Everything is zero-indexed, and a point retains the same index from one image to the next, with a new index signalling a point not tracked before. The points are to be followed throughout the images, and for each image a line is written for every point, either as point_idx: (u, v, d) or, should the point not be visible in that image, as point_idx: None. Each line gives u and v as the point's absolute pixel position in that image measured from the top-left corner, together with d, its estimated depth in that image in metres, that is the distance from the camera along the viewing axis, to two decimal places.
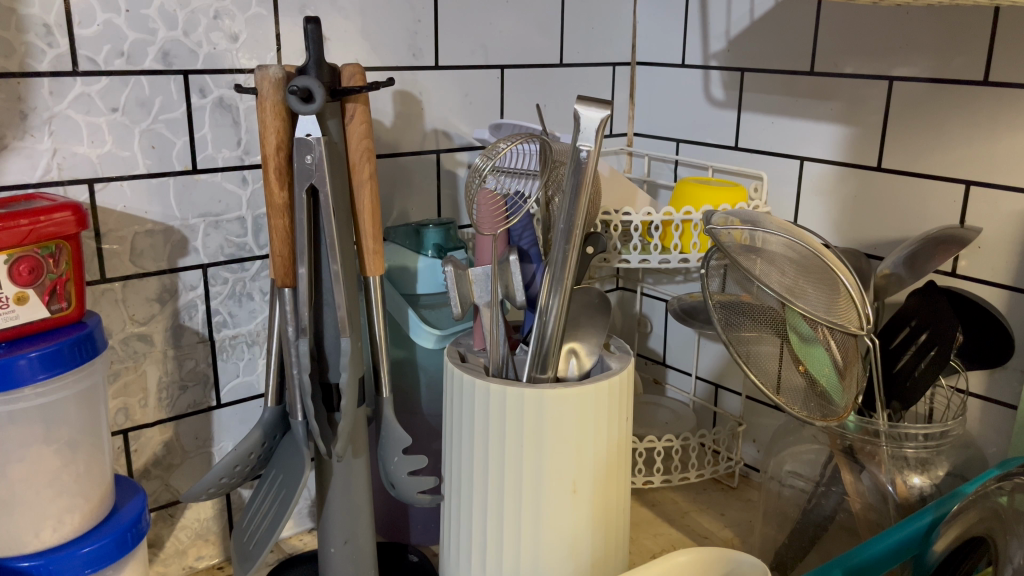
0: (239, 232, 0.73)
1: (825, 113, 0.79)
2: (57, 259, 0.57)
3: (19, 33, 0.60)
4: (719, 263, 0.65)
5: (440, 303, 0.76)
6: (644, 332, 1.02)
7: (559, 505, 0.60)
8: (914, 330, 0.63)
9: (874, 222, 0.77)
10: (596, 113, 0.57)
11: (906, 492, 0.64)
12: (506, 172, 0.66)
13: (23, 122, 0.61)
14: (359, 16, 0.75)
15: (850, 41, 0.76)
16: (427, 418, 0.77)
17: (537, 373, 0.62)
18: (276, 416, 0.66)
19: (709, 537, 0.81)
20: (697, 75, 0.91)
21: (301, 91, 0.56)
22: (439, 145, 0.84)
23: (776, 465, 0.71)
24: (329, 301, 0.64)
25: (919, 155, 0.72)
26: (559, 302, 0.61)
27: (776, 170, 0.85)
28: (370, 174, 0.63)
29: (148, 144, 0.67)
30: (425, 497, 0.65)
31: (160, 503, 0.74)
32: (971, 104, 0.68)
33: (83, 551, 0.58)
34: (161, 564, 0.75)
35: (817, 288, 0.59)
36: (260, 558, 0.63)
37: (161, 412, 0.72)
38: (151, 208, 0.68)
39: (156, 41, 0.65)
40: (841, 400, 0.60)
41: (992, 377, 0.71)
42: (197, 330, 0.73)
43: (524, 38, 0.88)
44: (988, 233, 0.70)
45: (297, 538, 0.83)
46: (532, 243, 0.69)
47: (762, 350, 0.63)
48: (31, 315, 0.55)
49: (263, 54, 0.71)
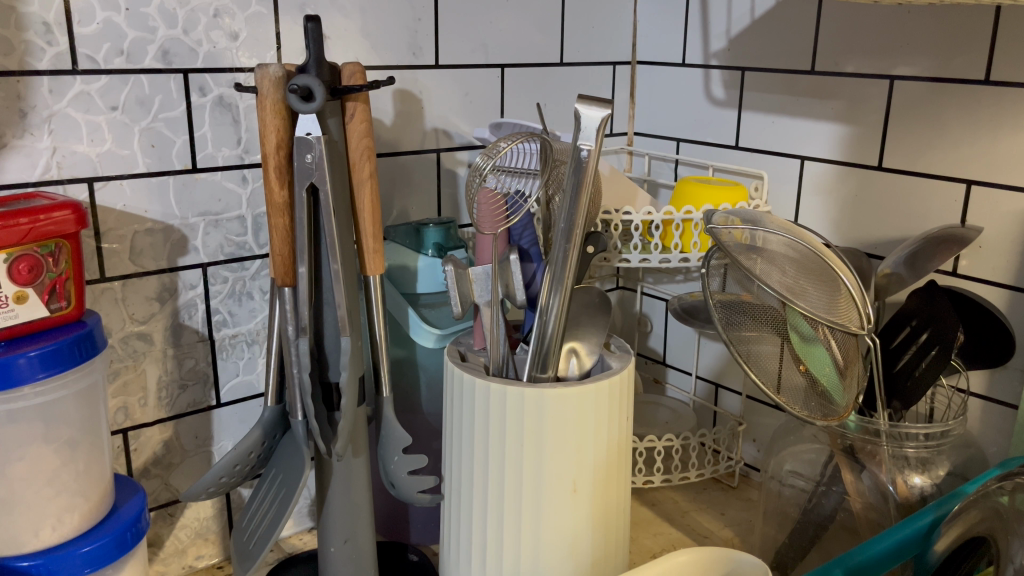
0: (239, 231, 0.73)
1: (825, 112, 0.79)
2: (57, 258, 0.57)
3: (18, 31, 0.60)
4: (720, 262, 0.65)
5: (440, 302, 0.76)
6: (644, 331, 1.02)
7: (559, 505, 0.60)
8: (914, 330, 0.63)
9: (875, 221, 0.77)
10: (597, 112, 0.56)
11: (906, 492, 0.64)
12: (507, 171, 0.66)
13: (23, 120, 0.61)
14: (359, 15, 0.75)
15: (851, 40, 0.76)
16: (426, 417, 0.76)
17: (537, 373, 0.62)
18: (276, 415, 0.66)
19: (709, 536, 0.81)
20: (697, 74, 0.91)
21: (301, 90, 0.56)
22: (439, 144, 0.84)
23: (776, 464, 0.71)
24: (329, 301, 0.64)
25: (919, 154, 0.72)
26: (559, 301, 0.61)
27: (776, 169, 0.84)
28: (370, 174, 0.63)
29: (148, 143, 0.67)
30: (425, 496, 0.65)
31: (160, 502, 0.74)
32: (971, 103, 0.68)
33: (82, 551, 0.58)
34: (160, 563, 0.75)
35: (817, 288, 0.59)
36: (260, 558, 0.63)
37: (161, 411, 0.72)
38: (150, 207, 0.68)
39: (156, 40, 0.65)
40: (841, 400, 0.59)
41: (993, 377, 0.71)
42: (197, 329, 0.73)
43: (524, 37, 0.88)
44: (988, 232, 0.70)
45: (297, 537, 0.83)
46: (532, 242, 0.70)
47: (763, 350, 0.63)
48: (31, 314, 0.55)
49: (263, 53, 0.71)
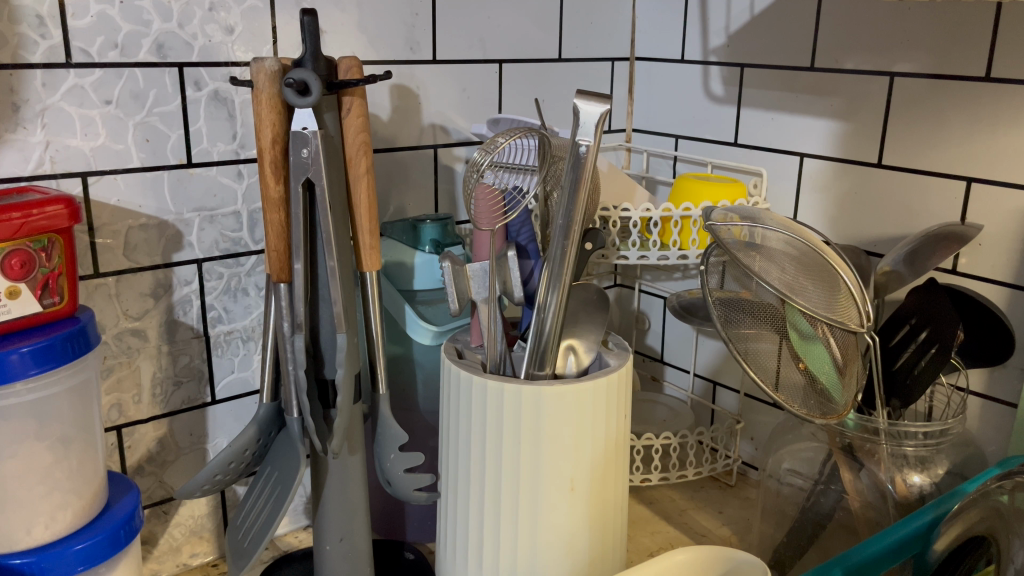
0: (234, 227, 0.72)
1: (824, 109, 0.79)
2: (50, 253, 0.56)
3: (11, 24, 0.59)
4: (719, 260, 0.64)
5: (437, 299, 0.76)
6: (643, 329, 1.02)
7: (556, 503, 0.60)
8: (914, 328, 0.63)
9: (875, 218, 0.76)
10: (596, 108, 0.56)
11: (905, 491, 0.64)
12: (505, 167, 0.66)
13: (16, 114, 0.60)
14: (356, 10, 0.75)
15: (850, 36, 0.75)
16: (422, 415, 0.76)
17: (535, 370, 0.62)
18: (271, 413, 0.65)
19: (707, 535, 0.81)
20: (696, 70, 0.91)
21: (297, 84, 0.55)
22: (436, 139, 0.83)
23: (774, 462, 0.70)
24: (325, 296, 0.63)
25: (918, 151, 0.72)
26: (557, 297, 0.61)
27: (775, 166, 0.84)
28: (366, 169, 0.62)
29: (142, 138, 0.66)
30: (421, 495, 0.65)
31: (153, 500, 0.73)
32: (970, 100, 0.68)
33: (75, 548, 0.58)
34: (155, 562, 0.75)
35: (817, 286, 0.58)
36: (255, 556, 0.62)
37: (155, 408, 0.71)
38: (144, 202, 0.67)
39: (151, 33, 0.65)
40: (840, 399, 0.59)
41: (993, 376, 0.71)
42: (192, 326, 0.72)
43: (522, 32, 0.87)
44: (988, 230, 0.69)
45: (292, 535, 0.82)
46: (530, 239, 0.68)
47: (762, 348, 0.62)
48: (23, 309, 0.55)
49: (259, 48, 0.70)
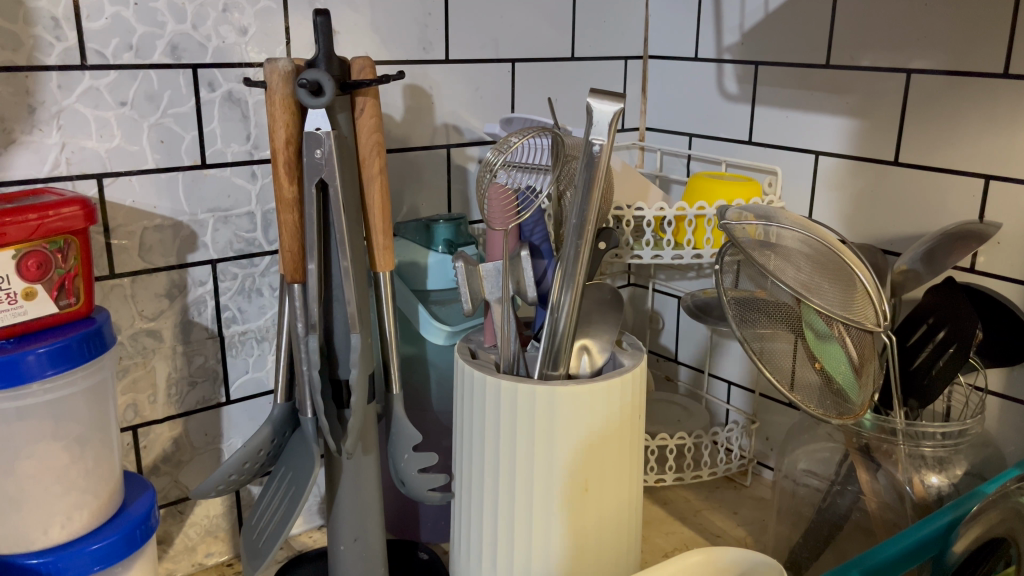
0: (248, 227, 0.72)
1: (839, 107, 0.78)
2: (66, 255, 0.56)
3: (27, 26, 0.59)
4: (734, 258, 0.64)
5: (450, 299, 0.76)
6: (656, 328, 1.02)
7: (570, 503, 0.60)
8: (931, 327, 0.62)
9: (892, 217, 0.75)
10: (609, 106, 0.56)
11: (923, 491, 0.62)
12: (518, 167, 0.65)
13: (32, 116, 0.61)
14: (369, 10, 0.75)
15: (867, 33, 0.75)
16: (437, 415, 0.76)
17: (549, 370, 0.62)
18: (286, 413, 0.66)
19: (721, 535, 0.81)
20: (710, 68, 0.90)
21: (310, 84, 0.55)
22: (449, 139, 0.83)
23: (790, 462, 0.70)
24: (339, 297, 0.63)
25: (934, 148, 0.71)
26: (571, 298, 0.60)
27: (790, 164, 0.83)
28: (379, 169, 0.62)
29: (157, 139, 0.66)
30: (435, 495, 0.64)
31: (169, 499, 0.74)
32: (988, 96, 0.67)
33: (91, 549, 0.58)
34: (170, 561, 0.75)
35: (833, 284, 0.58)
36: (271, 555, 0.62)
37: (171, 408, 0.72)
38: (159, 203, 0.67)
39: (165, 35, 0.65)
40: (858, 399, 0.58)
41: (1011, 375, 0.70)
42: (206, 326, 0.72)
43: (534, 30, 0.87)
44: (1007, 227, 0.68)
45: (307, 535, 0.82)
46: (543, 239, 0.68)
47: (777, 347, 0.61)
48: (40, 310, 0.55)
49: (272, 48, 0.70)
